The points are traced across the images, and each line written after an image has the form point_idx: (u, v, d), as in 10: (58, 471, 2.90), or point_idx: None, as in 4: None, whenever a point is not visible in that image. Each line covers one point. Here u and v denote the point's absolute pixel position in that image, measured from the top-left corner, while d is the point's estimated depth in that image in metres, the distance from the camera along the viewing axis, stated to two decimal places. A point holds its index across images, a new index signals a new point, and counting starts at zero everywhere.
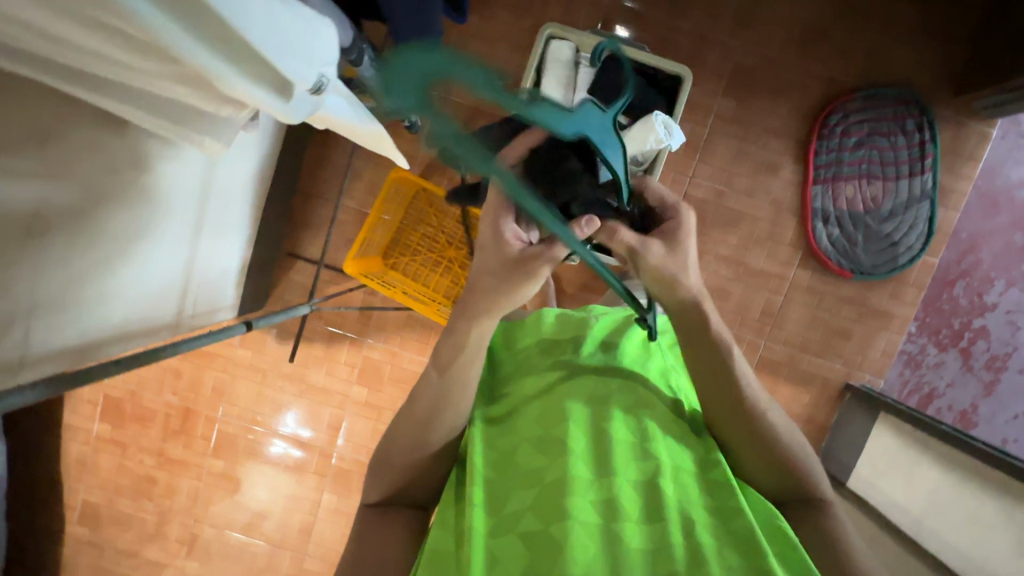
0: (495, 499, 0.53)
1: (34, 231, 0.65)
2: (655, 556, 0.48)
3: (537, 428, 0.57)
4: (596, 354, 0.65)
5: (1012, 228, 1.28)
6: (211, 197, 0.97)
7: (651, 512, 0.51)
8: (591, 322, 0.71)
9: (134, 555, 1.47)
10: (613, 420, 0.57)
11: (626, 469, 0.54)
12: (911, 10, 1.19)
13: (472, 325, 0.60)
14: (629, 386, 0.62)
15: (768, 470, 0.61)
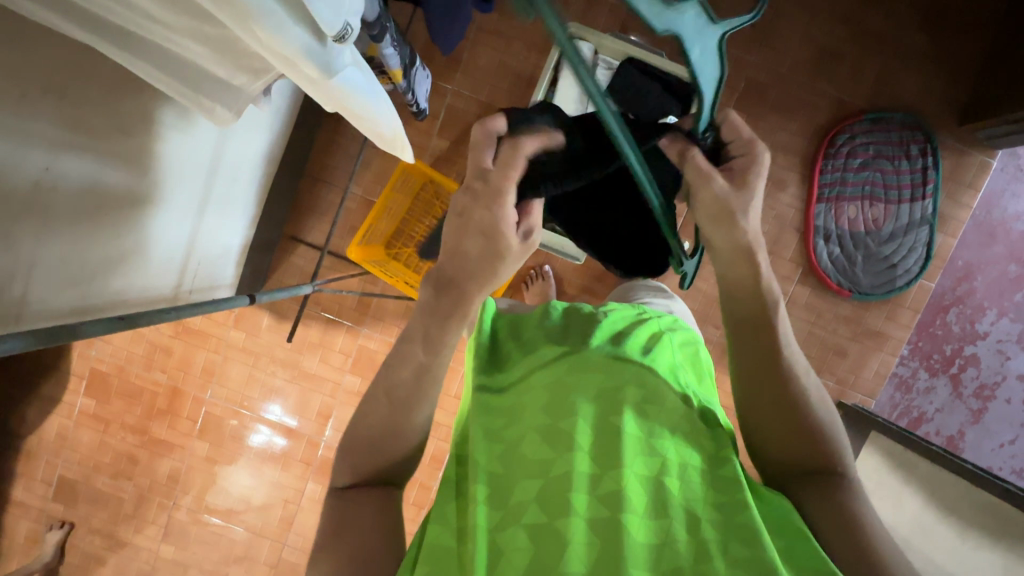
0: (498, 489, 0.51)
1: (43, 186, 0.64)
2: (658, 551, 0.47)
3: (544, 416, 0.55)
4: (605, 343, 0.62)
5: (1006, 259, 1.30)
6: (218, 171, 0.96)
7: (655, 506, 0.50)
8: (598, 315, 0.68)
9: (108, 536, 1.43)
10: (624, 413, 0.54)
11: (634, 461, 0.51)
12: (921, 39, 1.22)
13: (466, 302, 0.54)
14: (641, 378, 0.58)
15: (793, 442, 0.57)
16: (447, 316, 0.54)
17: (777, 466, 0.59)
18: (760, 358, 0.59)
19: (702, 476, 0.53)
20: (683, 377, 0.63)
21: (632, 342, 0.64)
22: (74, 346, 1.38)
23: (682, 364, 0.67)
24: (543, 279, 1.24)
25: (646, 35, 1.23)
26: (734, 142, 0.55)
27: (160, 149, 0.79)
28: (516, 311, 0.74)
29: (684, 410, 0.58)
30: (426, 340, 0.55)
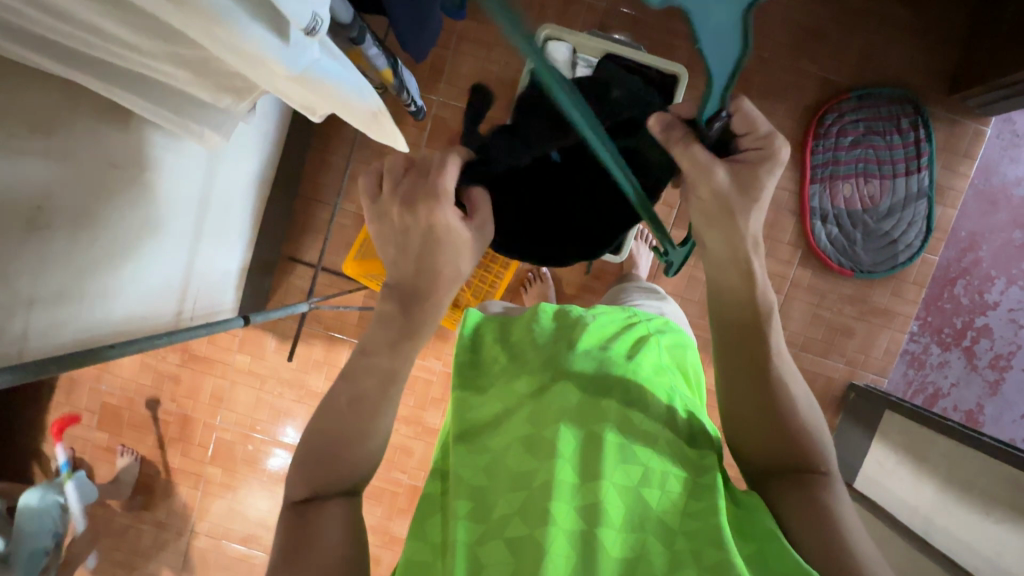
0: (481, 500, 0.50)
1: (36, 223, 0.66)
2: (631, 565, 0.46)
3: (529, 425, 0.54)
4: (591, 349, 0.62)
5: (1010, 227, 1.28)
6: (209, 202, 0.98)
7: (631, 520, 0.48)
8: (585, 321, 0.68)
9: (131, 567, 1.45)
10: (608, 423, 0.53)
11: (613, 472, 0.50)
12: (903, 10, 1.21)
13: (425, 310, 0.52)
14: (623, 385, 0.58)
15: (774, 442, 0.56)
16: (400, 322, 0.53)
17: (761, 468, 0.57)
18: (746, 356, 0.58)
19: (683, 484, 0.52)
20: (667, 380, 0.62)
21: (617, 347, 0.64)
22: (84, 381, 1.39)
23: (671, 368, 0.66)
24: (541, 280, 1.24)
25: (626, 31, 1.24)
26: (746, 135, 0.49)
27: (150, 179, 0.81)
28: (505, 316, 0.74)
29: (668, 417, 0.57)
30: (392, 344, 0.53)
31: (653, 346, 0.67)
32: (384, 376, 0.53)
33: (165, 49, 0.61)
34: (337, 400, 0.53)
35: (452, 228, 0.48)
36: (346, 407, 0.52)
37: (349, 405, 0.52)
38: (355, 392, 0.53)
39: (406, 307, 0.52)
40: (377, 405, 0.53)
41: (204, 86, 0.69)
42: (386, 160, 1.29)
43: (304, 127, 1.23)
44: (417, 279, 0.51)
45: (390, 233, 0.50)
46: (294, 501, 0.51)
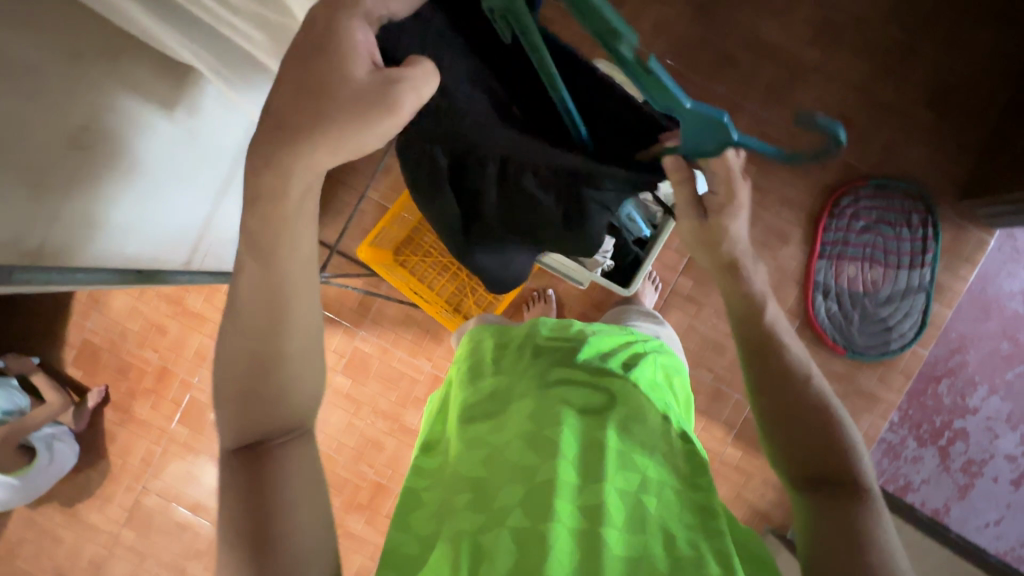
0: (481, 490, 0.51)
1: (78, 143, 0.68)
2: (634, 565, 0.46)
3: (529, 422, 0.55)
4: (592, 358, 0.63)
5: (999, 336, 1.32)
6: (244, 159, 1.00)
7: (633, 521, 0.48)
8: (586, 334, 0.69)
9: (70, 514, 1.39)
10: (608, 430, 0.54)
11: (615, 474, 0.50)
12: (929, 113, 1.27)
13: (295, 165, 0.44)
14: (626, 397, 0.58)
15: (797, 460, 0.59)
16: (266, 189, 0.45)
17: (794, 482, 0.60)
18: (777, 371, 0.62)
19: (681, 499, 0.52)
20: (660, 397, 0.63)
21: (615, 358, 0.65)
22: (70, 315, 1.38)
23: (665, 385, 0.67)
24: (545, 301, 1.26)
25: None
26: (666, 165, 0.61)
27: (200, 125, 0.84)
28: (505, 325, 0.77)
29: (663, 433, 0.57)
30: (254, 247, 0.48)
31: (650, 362, 0.68)
32: (267, 287, 0.48)
33: (252, 9, 0.65)
34: (241, 313, 0.50)
35: (350, 79, 0.42)
36: (250, 336, 0.50)
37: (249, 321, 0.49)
38: (249, 311, 0.49)
39: (262, 147, 0.44)
40: (271, 307, 0.49)
41: (275, 54, 0.73)
42: None
43: None
44: (284, 119, 0.43)
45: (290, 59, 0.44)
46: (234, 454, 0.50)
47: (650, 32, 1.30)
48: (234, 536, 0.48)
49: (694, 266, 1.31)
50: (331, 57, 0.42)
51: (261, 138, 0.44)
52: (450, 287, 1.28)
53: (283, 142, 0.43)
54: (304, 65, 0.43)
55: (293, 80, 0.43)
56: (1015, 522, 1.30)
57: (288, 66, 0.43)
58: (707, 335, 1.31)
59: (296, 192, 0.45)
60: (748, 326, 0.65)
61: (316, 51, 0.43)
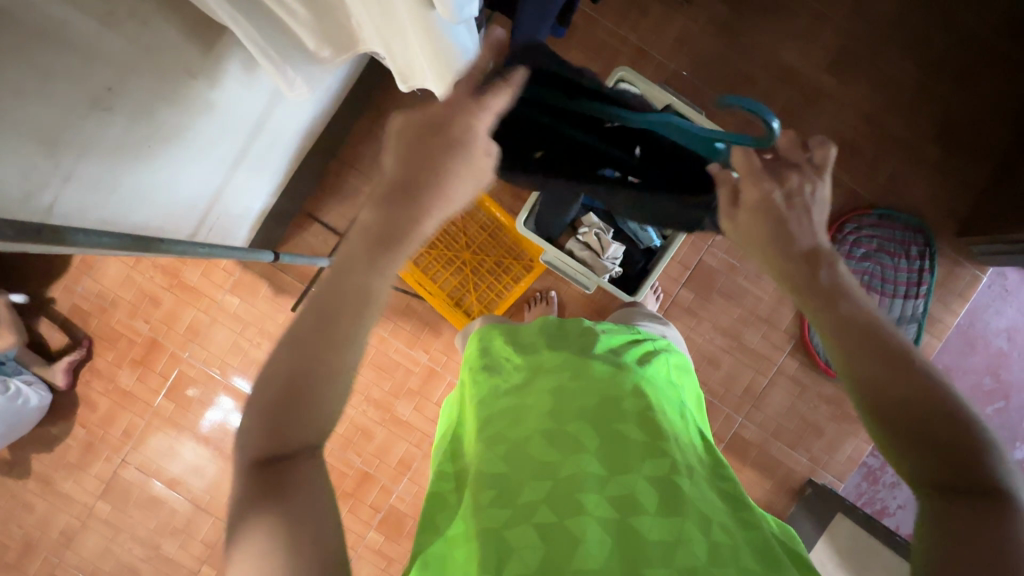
0: (504, 488, 0.50)
1: (101, 103, 0.66)
2: (670, 547, 0.45)
3: (550, 418, 0.55)
4: (606, 354, 0.65)
5: (983, 371, 1.36)
6: (262, 134, 0.99)
7: (667, 505, 0.48)
8: (598, 332, 0.70)
9: (44, 482, 1.36)
10: (630, 423, 0.54)
11: (642, 465, 0.51)
12: (935, 148, 1.30)
13: (419, 220, 0.52)
14: (641, 391, 0.59)
15: (913, 461, 0.49)
16: (392, 240, 0.51)
17: (911, 483, 0.50)
18: (882, 364, 0.51)
19: (711, 485, 0.53)
20: (676, 394, 0.65)
21: (630, 354, 0.66)
22: (61, 278, 1.34)
23: (679, 383, 0.68)
24: (546, 302, 1.26)
25: (686, 95, 1.31)
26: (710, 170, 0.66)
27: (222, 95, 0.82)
28: (513, 325, 0.77)
29: (685, 431, 0.58)
30: (366, 259, 0.50)
31: (663, 361, 0.69)
32: (352, 293, 0.50)
33: None
34: (301, 321, 0.49)
35: (474, 154, 0.53)
36: (309, 326, 0.49)
37: (309, 323, 0.49)
38: (326, 304, 0.49)
39: (391, 201, 0.52)
40: (347, 335, 0.49)
41: (314, 33, 0.72)
42: None
43: (361, 95, 1.24)
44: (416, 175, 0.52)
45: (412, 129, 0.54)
46: (253, 464, 0.47)
47: (672, 45, 1.31)
48: (251, 543, 0.45)
49: (696, 280, 1.32)
50: (461, 137, 0.53)
51: (390, 194, 0.52)
52: (453, 280, 1.27)
53: (414, 200, 0.52)
54: (436, 134, 0.53)
55: (420, 145, 0.52)
56: None
57: (416, 135, 0.53)
58: (703, 348, 1.33)
59: (420, 233, 0.53)
60: (827, 311, 0.55)
61: (438, 128, 0.53)
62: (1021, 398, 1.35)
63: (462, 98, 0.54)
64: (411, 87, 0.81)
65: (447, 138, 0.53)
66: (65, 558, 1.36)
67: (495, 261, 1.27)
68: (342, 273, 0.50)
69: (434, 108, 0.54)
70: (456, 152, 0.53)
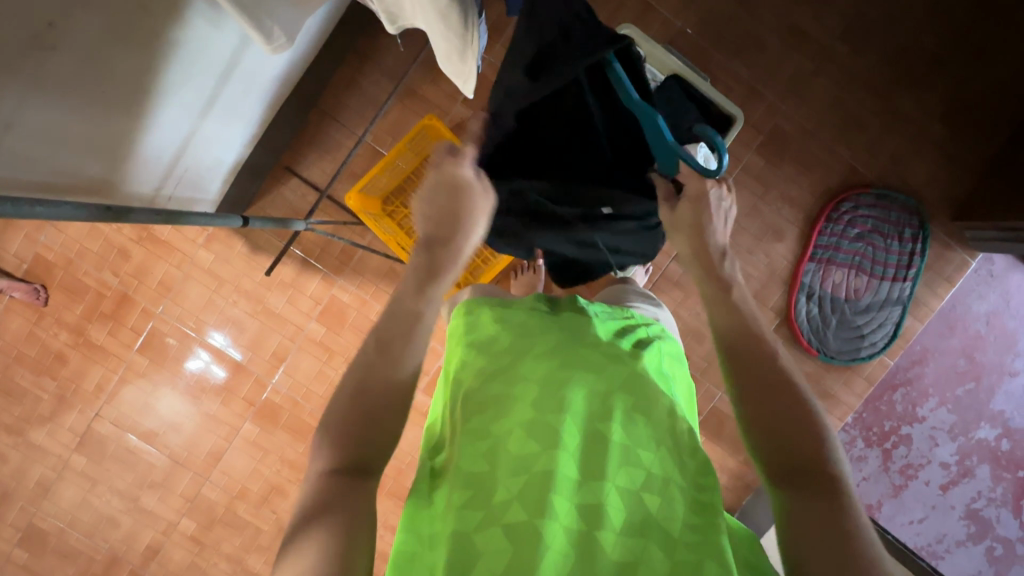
0: (479, 487, 0.49)
1: (40, 41, 0.57)
2: (628, 568, 0.46)
3: (532, 409, 0.53)
4: (601, 341, 0.62)
5: (958, 353, 1.38)
6: (230, 79, 0.90)
7: (633, 523, 0.48)
8: (590, 314, 0.68)
9: (17, 434, 1.34)
10: (613, 423, 0.52)
11: (617, 473, 0.50)
12: (940, 127, 1.26)
13: (458, 258, 0.64)
14: (633, 385, 0.57)
15: (767, 451, 0.56)
16: (437, 271, 0.62)
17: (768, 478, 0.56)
18: (739, 341, 0.62)
19: (684, 496, 0.51)
20: (667, 385, 0.63)
21: (624, 342, 0.64)
22: (23, 225, 1.27)
23: (670, 373, 0.65)
24: (533, 271, 1.23)
25: (690, 56, 1.24)
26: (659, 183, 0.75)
27: (177, 38, 0.74)
28: (502, 298, 0.74)
29: (671, 426, 0.55)
30: (417, 289, 0.61)
31: (655, 349, 0.67)
32: (407, 317, 0.59)
33: None
34: (365, 352, 0.57)
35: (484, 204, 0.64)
36: (373, 349, 0.57)
37: (375, 346, 0.57)
38: (388, 332, 0.58)
39: (432, 250, 0.62)
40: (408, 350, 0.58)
41: None
42: (417, 100, 1.23)
43: (342, 40, 1.14)
44: (446, 223, 0.63)
45: (425, 187, 0.64)
46: (333, 466, 0.53)
47: (680, 1, 1.23)
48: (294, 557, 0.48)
49: None
50: (471, 197, 0.63)
51: (431, 248, 0.62)
52: None
53: (454, 247, 0.63)
54: (450, 188, 0.63)
55: (444, 205, 0.63)
56: (936, 523, 1.40)
57: (433, 207, 0.63)
58: (688, 322, 1.32)
59: (459, 260, 0.64)
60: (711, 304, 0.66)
61: (457, 194, 0.62)
62: (991, 381, 1.38)
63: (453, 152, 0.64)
64: (400, 28, 0.73)
65: (461, 192, 0.63)
66: (42, 507, 1.36)
67: None
68: (396, 301, 0.60)
69: (443, 176, 0.63)
70: (465, 202, 0.63)
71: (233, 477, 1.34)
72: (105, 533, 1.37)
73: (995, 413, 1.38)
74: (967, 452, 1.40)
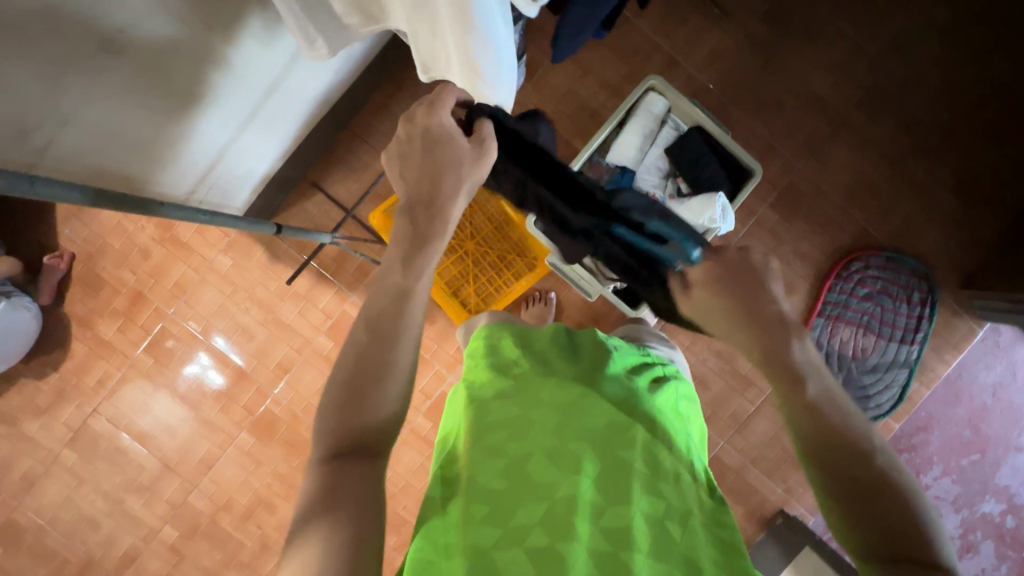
0: (499, 505, 0.49)
1: (108, 47, 0.62)
2: None
3: (553, 434, 0.53)
4: (618, 375, 0.63)
5: (963, 423, 1.36)
6: (275, 96, 0.94)
7: (660, 549, 0.47)
8: (609, 348, 0.69)
9: (10, 423, 1.33)
10: (635, 451, 0.53)
11: (641, 499, 0.49)
12: (951, 198, 1.29)
13: (443, 218, 0.57)
14: (650, 424, 0.57)
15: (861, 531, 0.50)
16: (425, 235, 0.57)
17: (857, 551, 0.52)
18: (818, 428, 0.53)
19: (707, 532, 0.51)
20: (682, 425, 0.63)
21: (639, 378, 0.65)
22: (50, 218, 1.30)
23: (686, 414, 0.66)
24: (544, 303, 1.25)
25: (711, 111, 1.29)
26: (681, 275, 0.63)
27: (231, 55, 0.78)
28: (522, 326, 0.75)
29: (686, 468, 0.55)
30: (405, 259, 0.56)
31: (671, 387, 0.67)
32: (396, 293, 0.56)
33: None
34: (357, 334, 0.55)
35: (463, 153, 0.56)
36: (364, 334, 0.55)
37: (366, 326, 0.55)
38: (375, 314, 0.55)
39: (415, 212, 0.57)
40: (393, 332, 0.54)
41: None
42: None
43: (378, 67, 1.19)
44: (427, 180, 0.56)
45: (396, 146, 0.58)
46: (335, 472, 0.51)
47: (705, 58, 1.29)
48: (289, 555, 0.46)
49: None
50: (448, 146, 0.56)
51: (416, 213, 0.57)
52: (452, 269, 1.25)
53: (438, 207, 0.57)
54: (423, 141, 0.56)
55: (420, 159, 0.57)
56: None
57: (410, 162, 0.57)
58: (694, 368, 1.32)
59: (450, 222, 0.58)
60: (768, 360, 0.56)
61: (433, 144, 0.56)
62: (997, 453, 1.36)
63: (429, 100, 0.58)
64: (431, 78, 0.75)
65: (438, 142, 0.56)
66: (24, 502, 1.33)
67: (497, 255, 1.25)
68: (384, 275, 0.57)
69: (420, 122, 0.57)
70: (443, 152, 0.56)
71: (222, 487, 1.32)
72: (84, 535, 1.33)
73: (1000, 488, 1.36)
74: (971, 525, 1.36)
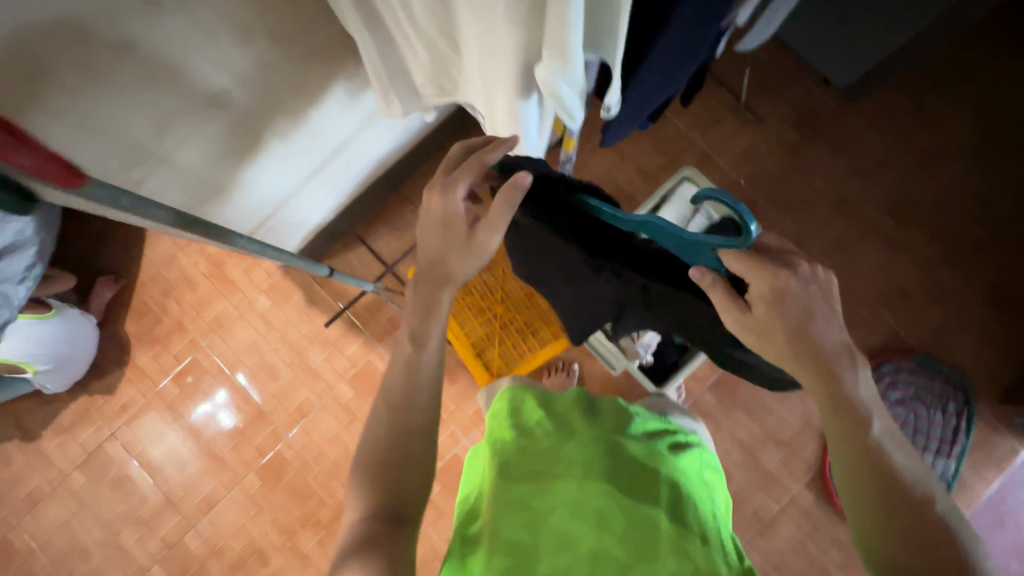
0: (521, 560, 0.49)
1: (212, 104, 0.71)
2: None
3: (576, 490, 0.53)
4: (640, 439, 0.63)
5: (1011, 554, 1.25)
6: (341, 156, 1.03)
7: None
8: (630, 411, 0.69)
9: (29, 438, 1.34)
10: (659, 513, 0.52)
11: (667, 560, 0.48)
12: (985, 310, 1.29)
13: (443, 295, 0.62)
14: (673, 486, 0.57)
15: None
16: (428, 308, 0.62)
17: None
18: (875, 480, 0.53)
19: None
20: (705, 493, 0.61)
21: (660, 442, 0.65)
22: (113, 245, 1.39)
23: (712, 483, 0.65)
24: (567, 373, 1.26)
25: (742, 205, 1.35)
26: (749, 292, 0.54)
27: (313, 117, 0.86)
28: (543, 387, 0.76)
29: (711, 535, 0.54)
30: (415, 335, 0.63)
31: (695, 453, 0.67)
32: (407, 364, 0.63)
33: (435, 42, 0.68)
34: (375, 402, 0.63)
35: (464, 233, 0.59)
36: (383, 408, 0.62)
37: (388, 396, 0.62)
38: (387, 390, 0.63)
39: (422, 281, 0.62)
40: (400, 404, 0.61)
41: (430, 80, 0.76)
42: None
43: (435, 138, 1.30)
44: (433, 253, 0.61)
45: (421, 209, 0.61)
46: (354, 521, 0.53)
47: (738, 156, 1.37)
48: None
49: (723, 384, 1.28)
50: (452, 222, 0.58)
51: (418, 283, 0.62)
52: (479, 331, 1.26)
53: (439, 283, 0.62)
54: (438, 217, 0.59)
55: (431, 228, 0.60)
56: None
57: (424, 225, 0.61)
58: None
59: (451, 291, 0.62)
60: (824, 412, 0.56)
61: (441, 217, 0.59)
62: None
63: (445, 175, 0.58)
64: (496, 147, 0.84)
65: (443, 217, 0.59)
66: (22, 522, 1.31)
67: (525, 322, 1.27)
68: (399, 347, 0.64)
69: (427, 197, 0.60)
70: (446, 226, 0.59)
71: (219, 530, 1.28)
72: (72, 565, 1.30)
73: None
74: None
